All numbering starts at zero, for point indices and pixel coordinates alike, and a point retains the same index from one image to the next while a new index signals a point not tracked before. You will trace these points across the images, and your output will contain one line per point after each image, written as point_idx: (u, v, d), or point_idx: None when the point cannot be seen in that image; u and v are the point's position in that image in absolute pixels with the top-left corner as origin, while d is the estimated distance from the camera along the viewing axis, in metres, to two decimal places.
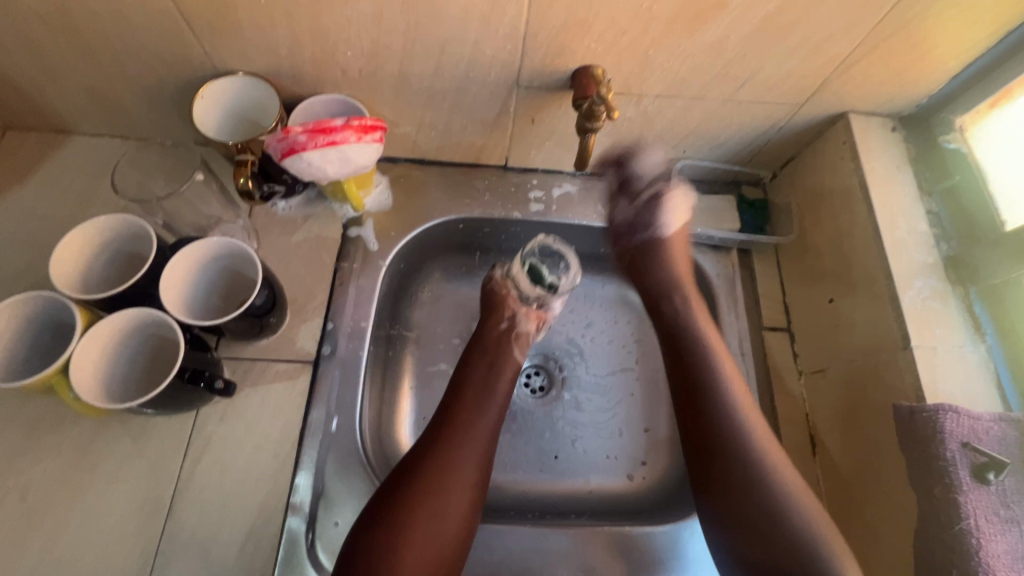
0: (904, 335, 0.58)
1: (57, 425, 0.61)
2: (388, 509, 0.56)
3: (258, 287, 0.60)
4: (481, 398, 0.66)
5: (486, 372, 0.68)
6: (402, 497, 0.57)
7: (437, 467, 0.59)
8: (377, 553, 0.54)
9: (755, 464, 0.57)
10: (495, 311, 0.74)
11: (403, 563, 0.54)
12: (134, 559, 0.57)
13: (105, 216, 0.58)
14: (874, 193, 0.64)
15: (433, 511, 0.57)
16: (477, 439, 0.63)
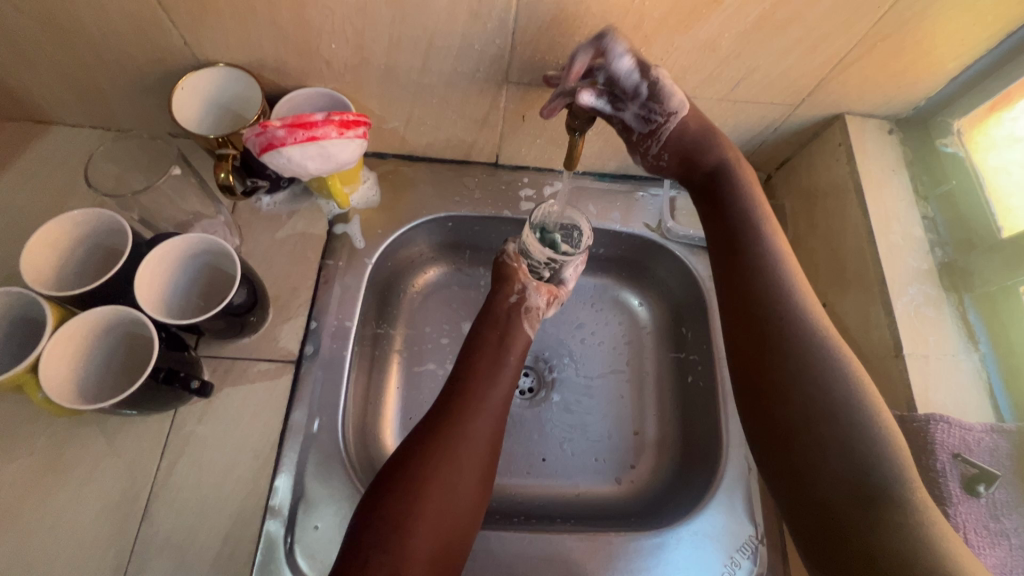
0: (897, 343, 0.56)
1: (32, 424, 0.60)
2: (398, 480, 0.54)
3: (238, 286, 0.58)
4: (491, 370, 0.64)
5: (496, 346, 0.67)
6: (413, 468, 0.55)
7: (449, 437, 0.58)
8: (388, 523, 0.52)
9: (825, 412, 0.52)
10: (507, 283, 0.72)
11: (416, 534, 0.52)
12: (107, 562, 0.56)
13: (81, 210, 0.56)
14: (869, 196, 0.63)
15: (449, 480, 0.55)
16: (489, 409, 0.61)
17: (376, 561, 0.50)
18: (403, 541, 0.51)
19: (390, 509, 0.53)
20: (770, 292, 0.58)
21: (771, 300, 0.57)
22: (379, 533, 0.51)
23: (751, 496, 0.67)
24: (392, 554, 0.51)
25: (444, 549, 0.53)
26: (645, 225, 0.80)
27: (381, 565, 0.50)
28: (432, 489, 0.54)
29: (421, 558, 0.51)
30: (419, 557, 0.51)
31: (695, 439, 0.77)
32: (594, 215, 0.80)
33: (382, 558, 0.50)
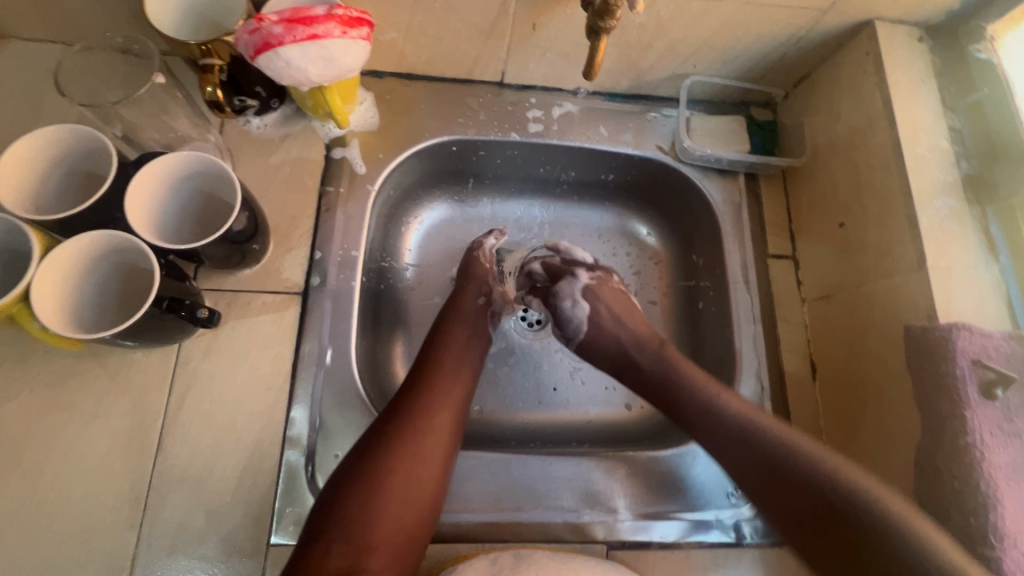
0: (920, 257, 0.56)
1: (28, 362, 0.57)
2: (362, 469, 0.54)
3: (238, 212, 0.54)
4: (455, 366, 0.65)
5: (461, 344, 0.67)
6: (379, 457, 0.54)
7: (413, 429, 0.57)
8: (352, 512, 0.52)
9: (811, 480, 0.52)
10: (475, 284, 0.73)
11: (380, 521, 0.52)
12: (125, 497, 0.55)
13: (58, 126, 0.51)
14: (897, 109, 0.61)
15: (412, 470, 0.55)
16: (447, 401, 0.61)
17: (338, 551, 0.50)
18: (365, 530, 0.51)
19: (354, 498, 0.52)
20: (740, 425, 0.57)
21: (753, 426, 0.57)
22: (342, 521, 0.51)
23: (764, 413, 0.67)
24: (353, 545, 0.50)
25: (406, 538, 0.53)
26: (658, 147, 0.77)
27: (342, 555, 0.50)
28: (395, 481, 0.54)
29: (383, 545, 0.51)
30: (380, 546, 0.51)
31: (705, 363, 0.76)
32: (605, 137, 0.76)
33: (342, 547, 0.50)
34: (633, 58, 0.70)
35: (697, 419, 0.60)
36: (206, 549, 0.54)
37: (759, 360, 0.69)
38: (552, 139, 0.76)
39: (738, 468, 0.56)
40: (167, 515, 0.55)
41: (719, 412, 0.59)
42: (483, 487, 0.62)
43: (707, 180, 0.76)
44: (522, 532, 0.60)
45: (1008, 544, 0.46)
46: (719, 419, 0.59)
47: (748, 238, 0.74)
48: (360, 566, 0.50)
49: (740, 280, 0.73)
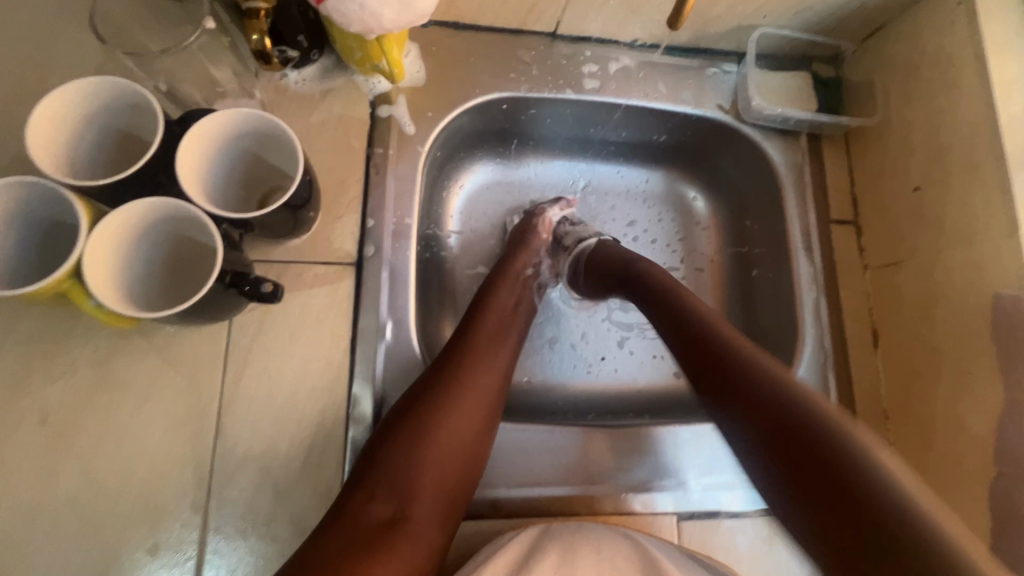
0: (1012, 223, 0.54)
1: (71, 340, 0.53)
2: (411, 421, 0.52)
3: (301, 181, 0.50)
4: (501, 328, 0.62)
5: (507, 306, 0.64)
6: (429, 411, 0.53)
7: (462, 388, 0.55)
8: (397, 461, 0.50)
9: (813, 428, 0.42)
10: (529, 252, 0.70)
11: (427, 473, 0.51)
12: (187, 480, 0.52)
13: (110, 83, 0.45)
14: (992, 63, 0.57)
15: (459, 428, 0.54)
16: (492, 361, 0.59)
17: (382, 499, 0.49)
18: (410, 480, 0.50)
19: (401, 449, 0.51)
20: (794, 404, 0.44)
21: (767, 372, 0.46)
22: (388, 470, 0.50)
23: (827, 382, 0.66)
24: (395, 498, 0.49)
25: (448, 495, 0.52)
26: (718, 106, 0.73)
27: (386, 503, 0.49)
28: (443, 437, 0.52)
29: (426, 495, 0.51)
30: (424, 496, 0.50)
31: (763, 330, 0.75)
32: (663, 95, 0.72)
33: (387, 496, 0.49)
34: (702, 7, 0.65)
35: (742, 386, 0.47)
36: (276, 529, 0.53)
37: (821, 327, 0.68)
38: (608, 97, 0.71)
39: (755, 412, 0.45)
40: (232, 497, 0.53)
41: (772, 384, 0.45)
42: (552, 460, 0.60)
43: (769, 141, 0.73)
44: (595, 505, 0.60)
45: None
46: (772, 391, 0.45)
47: (810, 203, 0.72)
48: (403, 516, 0.49)
49: (802, 247, 0.70)
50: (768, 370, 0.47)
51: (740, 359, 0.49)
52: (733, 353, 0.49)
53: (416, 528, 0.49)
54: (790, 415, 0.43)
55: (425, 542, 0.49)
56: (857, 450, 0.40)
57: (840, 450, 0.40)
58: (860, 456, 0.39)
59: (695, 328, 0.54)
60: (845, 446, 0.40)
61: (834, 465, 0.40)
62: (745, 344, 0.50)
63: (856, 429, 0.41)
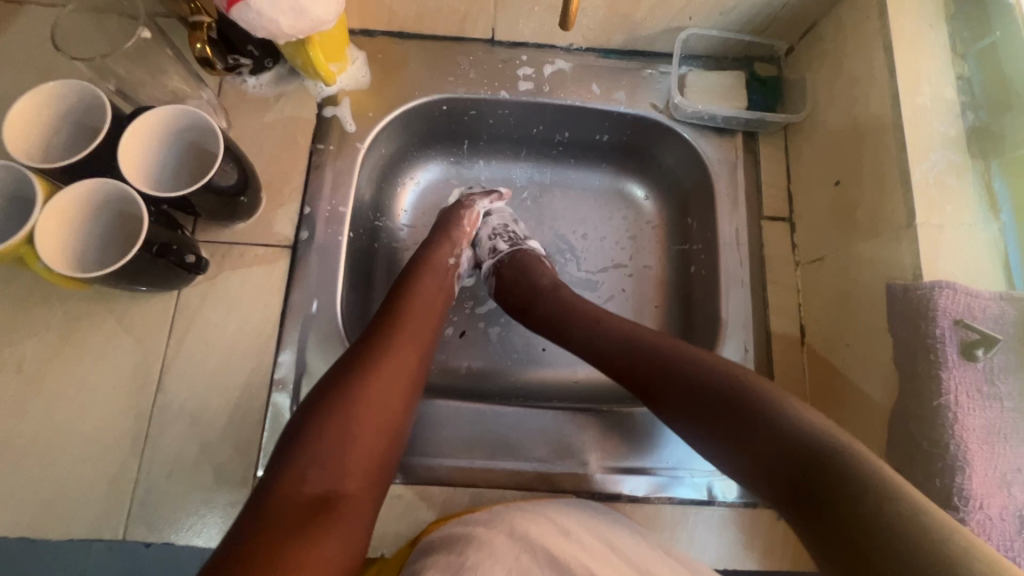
0: (910, 213, 0.53)
1: (46, 303, 0.63)
2: (330, 402, 0.52)
3: (222, 163, 0.57)
4: (425, 308, 0.65)
5: (428, 293, 0.66)
6: (349, 388, 0.54)
7: (378, 361, 0.56)
8: (325, 435, 0.50)
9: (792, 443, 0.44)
10: (449, 241, 0.73)
11: (355, 449, 0.51)
12: (128, 427, 0.60)
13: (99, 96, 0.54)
14: (899, 55, 0.57)
15: (383, 402, 0.54)
16: (412, 332, 0.61)
17: (313, 477, 0.48)
18: (340, 457, 0.50)
19: (326, 428, 0.51)
20: (732, 381, 0.49)
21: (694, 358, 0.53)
22: (316, 449, 0.50)
23: None
24: (326, 470, 0.49)
25: (377, 467, 0.52)
26: (652, 105, 0.75)
27: (317, 480, 0.48)
28: (365, 411, 0.53)
29: (357, 470, 0.51)
30: (355, 472, 0.50)
31: (696, 325, 0.74)
32: (597, 96, 0.75)
33: (318, 473, 0.49)
34: (623, 10, 0.68)
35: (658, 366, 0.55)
36: (200, 477, 0.59)
37: (745, 321, 0.68)
38: (542, 99, 0.75)
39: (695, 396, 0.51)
40: (165, 445, 0.60)
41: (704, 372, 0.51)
42: (459, 434, 0.64)
43: (703, 138, 0.74)
44: (494, 479, 0.62)
45: (973, 506, 0.45)
46: (691, 371, 0.52)
47: (742, 199, 0.72)
48: (336, 492, 0.49)
49: (730, 242, 0.71)
50: (702, 365, 0.52)
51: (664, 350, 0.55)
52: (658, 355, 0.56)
53: (350, 501, 0.49)
54: (730, 390, 0.49)
55: (361, 515, 0.49)
56: (770, 402, 0.47)
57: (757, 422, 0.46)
58: (775, 417, 0.45)
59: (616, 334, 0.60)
60: (764, 418, 0.46)
61: (769, 420, 0.45)
62: (698, 356, 0.53)
63: (759, 381, 0.49)
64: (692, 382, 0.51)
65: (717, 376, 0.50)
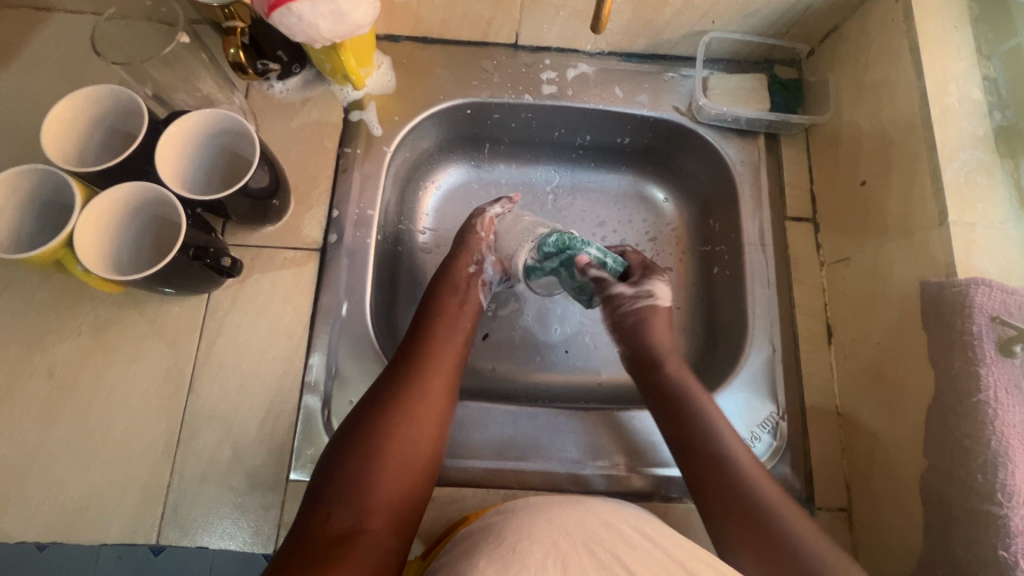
0: (942, 212, 0.54)
1: (77, 307, 0.63)
2: (359, 434, 0.54)
3: (257, 167, 0.57)
4: (448, 333, 0.64)
5: (453, 315, 0.67)
6: (375, 421, 0.55)
7: (407, 395, 0.57)
8: (353, 470, 0.51)
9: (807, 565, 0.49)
10: (468, 252, 0.72)
11: (381, 485, 0.52)
12: (161, 431, 0.60)
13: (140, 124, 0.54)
14: (925, 57, 0.58)
15: (407, 434, 0.54)
16: (441, 362, 0.61)
17: (339, 514, 0.50)
18: (365, 492, 0.51)
19: (352, 464, 0.52)
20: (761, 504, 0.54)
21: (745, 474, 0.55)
22: (342, 485, 0.51)
23: (774, 375, 0.66)
24: (353, 506, 0.50)
25: (403, 504, 0.52)
26: (674, 108, 0.75)
27: (343, 518, 0.49)
28: (391, 443, 0.54)
29: (382, 507, 0.51)
30: (380, 509, 0.51)
31: (721, 327, 0.74)
32: (620, 99, 0.76)
33: (343, 511, 0.50)
34: (648, 14, 0.69)
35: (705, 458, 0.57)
36: (232, 481, 0.59)
37: (772, 320, 0.68)
38: (566, 102, 0.75)
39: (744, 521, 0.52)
40: (197, 449, 0.60)
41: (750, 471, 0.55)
42: (490, 436, 0.64)
43: (726, 140, 0.75)
44: (526, 481, 0.62)
45: (1016, 501, 0.45)
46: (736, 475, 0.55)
47: (766, 200, 0.72)
48: (360, 528, 0.49)
49: (756, 243, 0.71)
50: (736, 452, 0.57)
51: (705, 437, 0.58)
52: (718, 441, 0.57)
53: (373, 540, 0.49)
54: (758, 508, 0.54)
55: (382, 556, 0.49)
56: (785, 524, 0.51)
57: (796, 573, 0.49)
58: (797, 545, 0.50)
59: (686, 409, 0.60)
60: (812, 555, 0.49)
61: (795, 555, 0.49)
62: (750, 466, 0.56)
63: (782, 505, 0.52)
64: (738, 482, 0.54)
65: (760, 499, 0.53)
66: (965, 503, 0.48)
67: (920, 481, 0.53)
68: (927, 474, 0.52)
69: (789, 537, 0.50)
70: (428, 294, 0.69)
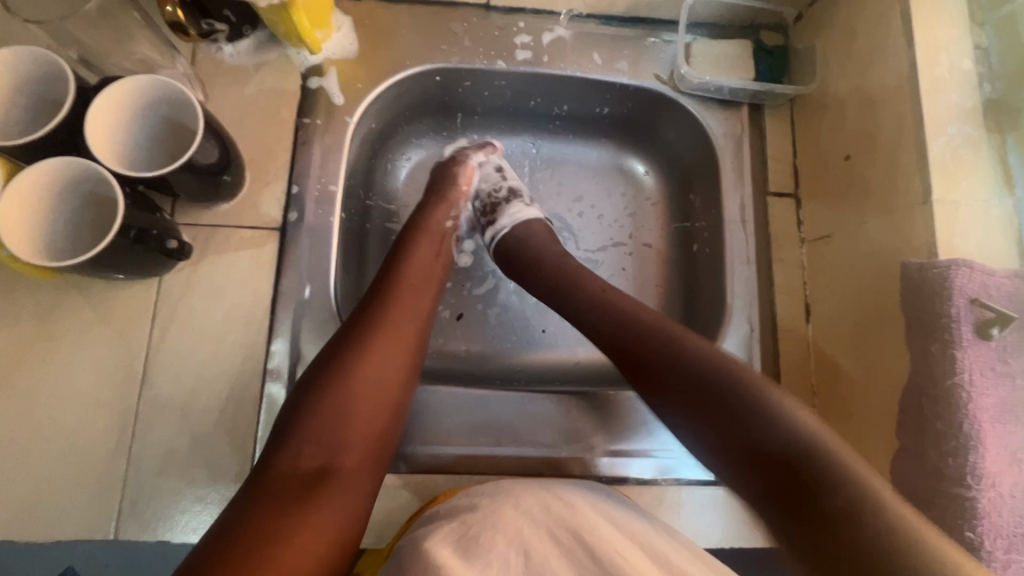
0: (926, 190, 0.52)
1: (14, 293, 0.58)
2: (327, 373, 0.50)
3: (203, 139, 0.53)
4: (423, 276, 0.60)
5: (428, 258, 0.62)
6: (345, 361, 0.51)
7: (377, 335, 0.53)
8: (321, 411, 0.48)
9: (790, 441, 0.42)
10: (444, 204, 0.68)
11: (352, 424, 0.49)
12: (114, 421, 0.57)
13: (62, 65, 0.48)
14: (916, 23, 0.55)
15: (378, 375, 0.51)
16: (415, 307, 0.57)
17: (310, 452, 0.47)
18: (339, 430, 0.48)
19: (320, 403, 0.48)
20: (719, 373, 0.47)
21: (738, 380, 0.46)
22: (311, 424, 0.48)
23: (751, 355, 0.65)
24: (323, 445, 0.47)
25: (376, 443, 0.50)
26: (655, 77, 0.72)
27: (314, 456, 0.47)
28: (363, 382, 0.50)
29: (354, 445, 0.49)
30: (353, 447, 0.49)
31: (700, 305, 0.73)
32: (599, 66, 0.71)
33: (314, 448, 0.47)
34: None
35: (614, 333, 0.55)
36: (193, 472, 0.57)
37: (750, 301, 0.67)
38: (541, 69, 0.71)
39: (717, 441, 0.45)
40: (153, 440, 0.57)
41: (697, 370, 0.48)
42: (461, 420, 0.62)
43: (708, 111, 0.71)
44: (499, 464, 0.61)
45: (985, 484, 0.45)
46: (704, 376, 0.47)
47: (748, 174, 0.70)
48: (334, 466, 0.47)
49: (736, 220, 0.69)
50: (704, 355, 0.49)
51: (648, 323, 0.53)
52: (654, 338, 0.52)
53: (348, 478, 0.48)
54: (717, 380, 0.47)
55: (358, 493, 0.48)
56: (769, 405, 0.44)
57: (756, 427, 0.43)
58: (765, 427, 0.43)
59: (607, 324, 0.56)
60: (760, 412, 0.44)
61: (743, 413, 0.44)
62: (680, 332, 0.51)
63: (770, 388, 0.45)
64: (711, 386, 0.47)
65: (716, 377, 0.47)
66: (935, 486, 0.48)
67: (893, 462, 0.53)
68: (899, 456, 0.52)
69: (768, 429, 0.43)
70: (400, 238, 0.63)
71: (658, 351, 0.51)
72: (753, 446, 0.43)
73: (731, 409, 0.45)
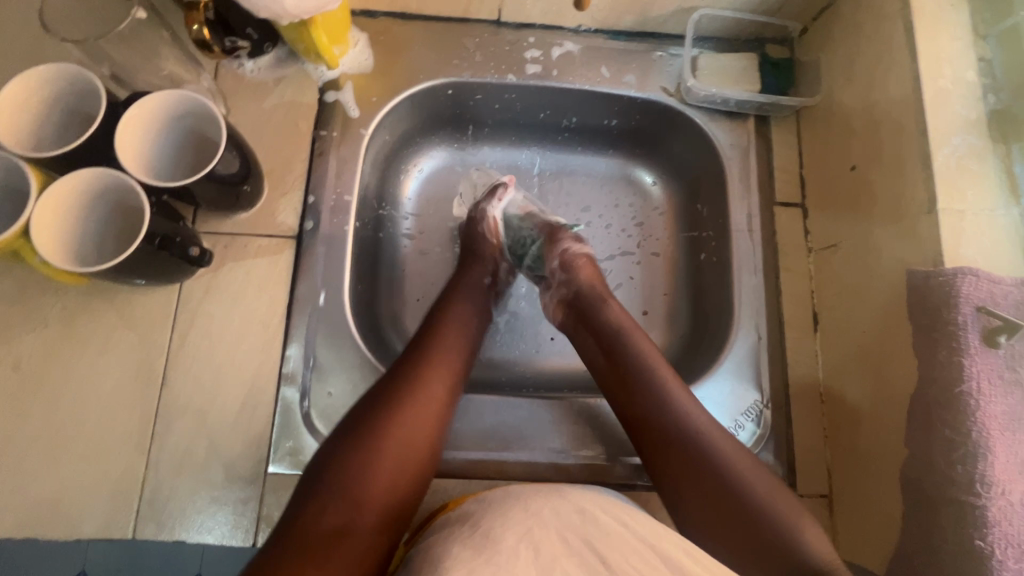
0: (931, 199, 0.53)
1: (42, 298, 0.60)
2: (359, 431, 0.51)
3: (225, 151, 0.55)
4: (455, 334, 0.61)
5: (464, 317, 0.63)
6: (376, 421, 0.52)
7: (411, 396, 0.54)
8: (350, 467, 0.49)
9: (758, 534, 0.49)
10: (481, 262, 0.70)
11: (375, 482, 0.49)
12: (135, 423, 0.58)
13: (93, 81, 0.51)
14: (918, 36, 0.56)
15: (406, 435, 0.52)
16: (446, 366, 0.58)
17: (334, 508, 0.48)
18: (363, 489, 0.49)
19: (351, 461, 0.49)
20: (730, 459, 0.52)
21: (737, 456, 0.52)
22: (339, 479, 0.49)
23: (759, 363, 0.66)
24: (346, 501, 0.48)
25: (398, 502, 0.50)
26: (662, 89, 0.73)
27: (337, 513, 0.47)
28: (390, 441, 0.51)
29: (376, 504, 0.49)
30: (374, 504, 0.49)
31: (707, 313, 0.73)
32: (607, 79, 0.73)
33: (338, 505, 0.48)
34: None
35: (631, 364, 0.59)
36: (210, 474, 0.58)
37: (757, 309, 0.67)
38: (551, 83, 0.73)
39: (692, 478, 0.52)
40: (172, 441, 0.58)
41: (705, 445, 0.53)
42: (470, 427, 0.63)
43: (714, 122, 0.73)
44: (509, 470, 0.62)
45: (995, 492, 0.45)
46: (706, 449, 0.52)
47: (754, 184, 0.71)
48: (353, 524, 0.48)
49: (743, 229, 0.70)
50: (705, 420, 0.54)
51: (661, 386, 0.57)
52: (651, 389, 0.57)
53: (366, 535, 0.48)
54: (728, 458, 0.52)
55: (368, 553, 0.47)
56: (755, 490, 0.50)
57: (740, 504, 0.50)
58: (753, 501, 0.50)
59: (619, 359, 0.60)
60: (750, 496, 0.50)
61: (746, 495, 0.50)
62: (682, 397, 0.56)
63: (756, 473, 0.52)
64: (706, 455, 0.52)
65: (712, 444, 0.53)
66: (943, 494, 0.48)
67: (902, 470, 0.53)
68: (908, 463, 0.52)
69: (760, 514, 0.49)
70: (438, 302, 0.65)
71: (651, 395, 0.56)
72: (744, 513, 0.50)
73: (721, 482, 0.51)
